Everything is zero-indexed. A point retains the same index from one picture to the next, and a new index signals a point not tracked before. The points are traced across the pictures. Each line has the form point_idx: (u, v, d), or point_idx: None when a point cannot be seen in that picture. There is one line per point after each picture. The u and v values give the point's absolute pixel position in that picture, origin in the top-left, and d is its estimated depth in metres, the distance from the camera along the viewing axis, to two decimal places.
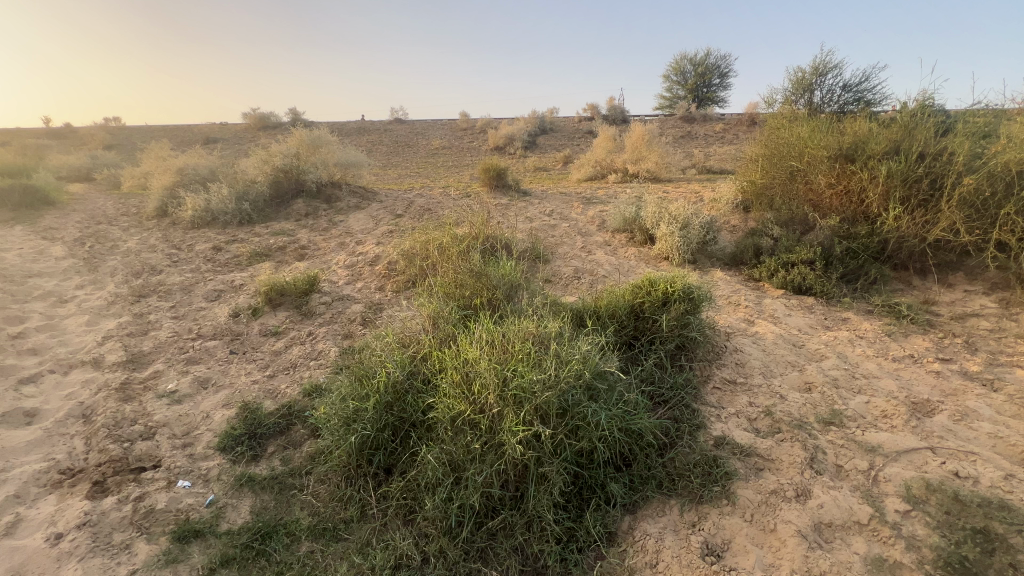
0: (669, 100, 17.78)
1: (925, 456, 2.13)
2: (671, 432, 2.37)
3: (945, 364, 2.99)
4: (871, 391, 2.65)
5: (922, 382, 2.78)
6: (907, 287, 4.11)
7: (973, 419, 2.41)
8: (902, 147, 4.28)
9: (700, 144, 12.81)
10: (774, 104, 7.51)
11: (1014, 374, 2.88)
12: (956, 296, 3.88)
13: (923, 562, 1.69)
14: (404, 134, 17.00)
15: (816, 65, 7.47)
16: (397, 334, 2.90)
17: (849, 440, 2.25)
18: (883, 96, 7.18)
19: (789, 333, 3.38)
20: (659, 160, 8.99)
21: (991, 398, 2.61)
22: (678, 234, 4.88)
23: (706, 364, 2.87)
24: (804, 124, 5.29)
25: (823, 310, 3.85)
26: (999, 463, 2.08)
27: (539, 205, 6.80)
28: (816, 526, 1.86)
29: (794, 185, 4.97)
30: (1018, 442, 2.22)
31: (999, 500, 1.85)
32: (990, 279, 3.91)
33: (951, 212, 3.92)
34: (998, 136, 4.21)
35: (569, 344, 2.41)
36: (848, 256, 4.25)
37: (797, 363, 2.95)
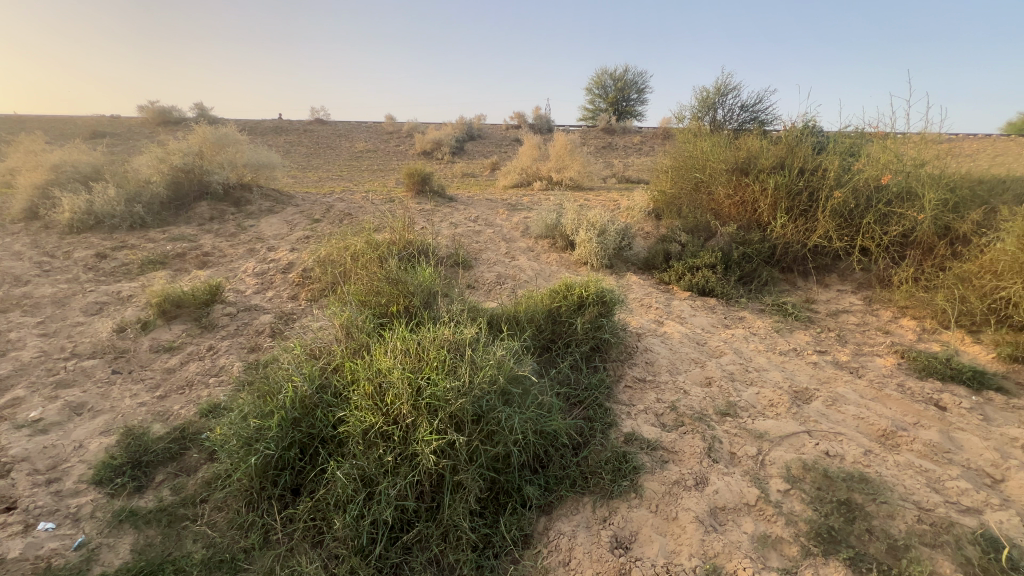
0: (592, 113, 18.59)
1: (803, 439, 2.37)
2: (585, 431, 2.46)
3: (821, 356, 3.37)
4: (761, 382, 2.93)
5: (802, 372, 3.12)
6: (792, 287, 4.58)
7: (842, 403, 2.74)
8: (786, 162, 4.82)
9: (620, 154, 13.52)
10: (683, 120, 8.12)
11: (874, 362, 3.32)
12: (831, 295, 4.38)
13: (799, 534, 1.86)
14: (325, 135, 16.25)
15: (718, 86, 8.18)
16: (308, 346, 2.75)
17: (741, 428, 2.46)
18: (774, 117, 7.95)
19: (693, 332, 3.64)
20: (581, 170, 9.35)
21: (856, 384, 2.98)
22: (596, 241, 5.10)
23: (619, 364, 3.03)
24: (706, 140, 5.79)
25: (723, 309, 4.20)
26: (860, 441, 2.37)
27: (464, 211, 6.79)
28: (712, 511, 2.00)
29: (698, 195, 5.39)
30: (875, 420, 2.55)
31: (860, 474, 2.10)
32: (857, 279, 4.46)
33: (825, 221, 4.46)
34: (861, 155, 4.87)
35: (485, 349, 2.42)
36: (744, 260, 4.67)
37: (699, 360, 3.19)
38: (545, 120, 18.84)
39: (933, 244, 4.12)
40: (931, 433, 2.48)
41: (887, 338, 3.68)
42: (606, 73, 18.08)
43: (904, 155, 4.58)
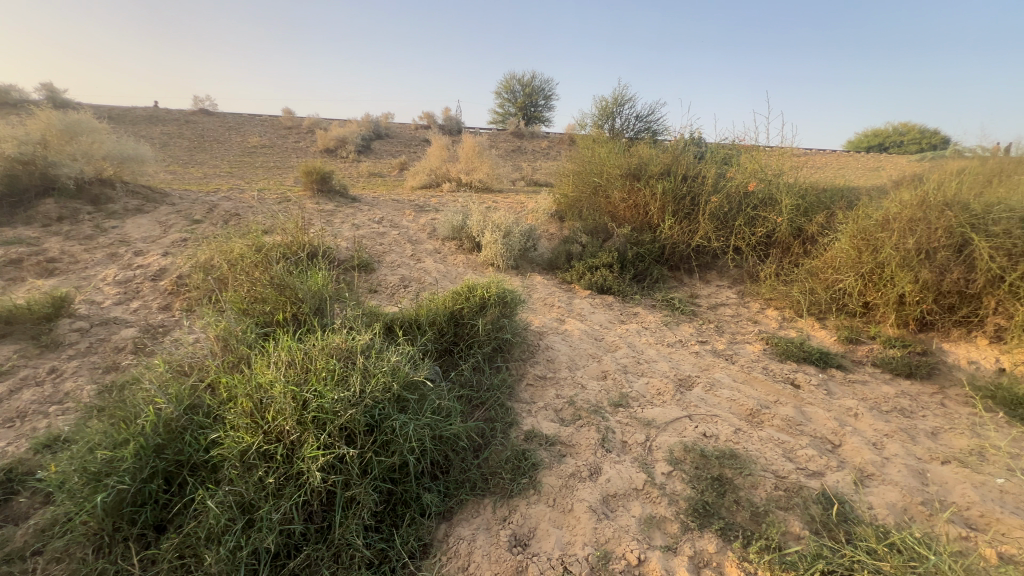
0: (502, 117, 18.87)
1: (684, 423, 2.58)
2: (486, 432, 2.46)
3: (702, 346, 3.72)
4: (650, 373, 3.15)
5: (686, 362, 3.41)
6: (679, 283, 5.00)
7: (717, 387, 3.03)
8: (672, 169, 5.27)
9: (529, 158, 13.85)
10: (585, 127, 8.53)
11: (744, 349, 3.73)
12: (711, 290, 4.84)
13: (679, 511, 2.01)
14: (210, 127, 14.70)
15: (616, 96, 8.72)
16: (176, 362, 2.44)
17: (632, 418, 2.63)
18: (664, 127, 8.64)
19: (592, 329, 3.83)
20: (490, 172, 9.42)
21: (730, 369, 3.33)
22: (502, 242, 5.17)
23: (521, 363, 3.09)
24: (604, 146, 6.13)
25: (620, 306, 4.46)
26: (732, 421, 2.63)
27: (368, 212, 6.52)
28: (604, 499, 2.10)
29: (597, 198, 5.68)
30: (744, 401, 2.85)
31: (730, 451, 2.33)
32: (732, 275, 4.97)
33: (705, 223, 4.93)
34: (733, 163, 5.46)
35: (378, 357, 2.32)
36: (638, 259, 5.02)
37: (596, 355, 3.35)
38: (455, 121, 18.73)
39: (790, 244, 4.72)
40: (788, 409, 2.82)
41: (755, 326, 4.15)
42: (514, 78, 18.44)
43: (766, 165, 5.22)
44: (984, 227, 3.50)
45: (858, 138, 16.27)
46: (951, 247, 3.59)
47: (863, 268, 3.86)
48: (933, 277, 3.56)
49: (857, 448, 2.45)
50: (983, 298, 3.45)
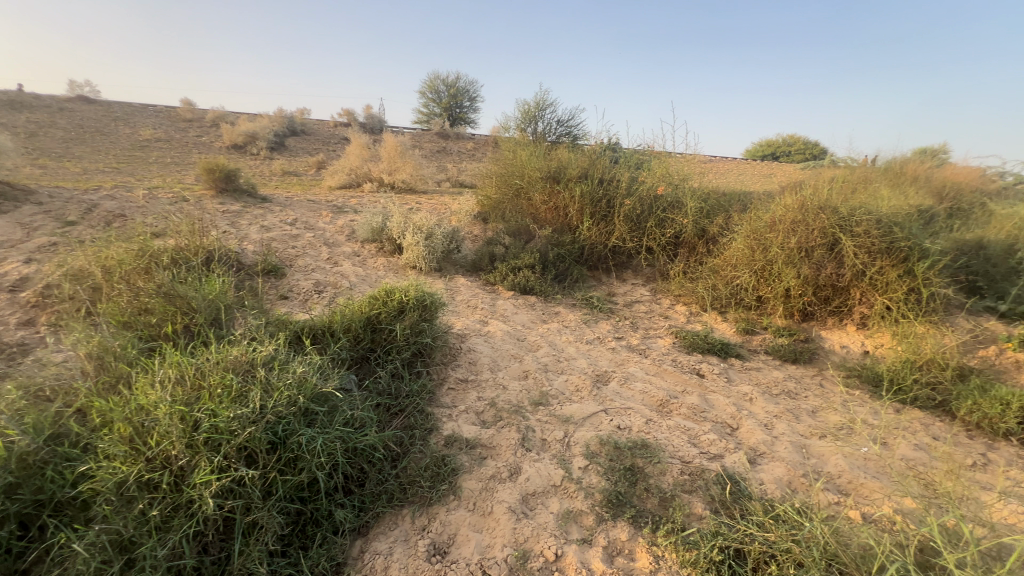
0: (426, 117, 18.56)
1: (600, 417, 2.68)
2: (405, 441, 2.38)
3: (618, 342, 3.90)
4: (570, 370, 3.24)
5: (603, 358, 3.55)
6: (598, 282, 5.20)
7: (631, 381, 3.19)
8: (589, 173, 5.48)
9: (454, 159, 13.74)
10: (509, 130, 8.62)
11: (656, 343, 3.96)
12: (627, 288, 5.09)
13: (594, 504, 2.08)
14: (91, 117, 13.01)
15: (537, 101, 8.90)
16: (36, 386, 2.11)
17: (551, 415, 2.68)
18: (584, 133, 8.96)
19: (514, 329, 3.87)
20: (413, 172, 9.21)
21: (643, 363, 3.51)
22: (424, 244, 5.07)
23: (442, 367, 3.04)
24: (525, 149, 6.23)
25: (542, 306, 4.55)
26: (643, 413, 2.78)
27: (279, 213, 6.10)
28: (523, 498, 2.12)
29: (519, 200, 5.76)
30: (655, 393, 3.02)
31: (642, 441, 2.45)
32: (646, 274, 5.26)
33: (620, 225, 5.18)
34: (645, 168, 5.78)
35: (283, 369, 2.17)
36: (559, 260, 5.16)
37: (518, 355, 3.39)
38: (376, 120, 18.12)
39: (695, 244, 5.09)
40: (693, 398, 3.03)
41: (666, 321, 4.43)
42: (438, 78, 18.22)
43: (673, 171, 5.59)
44: (849, 228, 4.00)
45: (754, 148, 17.95)
46: (824, 246, 4.06)
47: (755, 265, 4.26)
48: (811, 272, 4.01)
49: (751, 429, 2.69)
50: (851, 290, 3.94)
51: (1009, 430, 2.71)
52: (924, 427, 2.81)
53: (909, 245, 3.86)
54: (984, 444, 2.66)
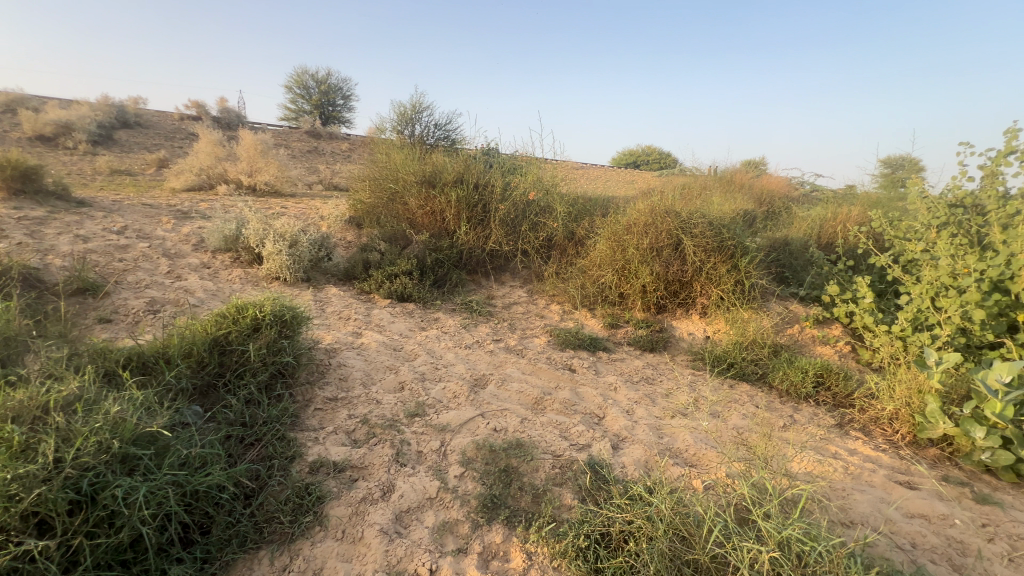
0: (294, 113, 17.13)
1: (477, 422, 2.69)
2: (262, 474, 2.14)
3: (497, 344, 4.00)
4: (448, 377, 3.21)
5: (481, 362, 3.59)
6: (478, 286, 5.26)
7: (508, 382, 3.26)
8: (464, 178, 5.51)
9: (328, 160, 12.87)
10: (384, 132, 8.30)
11: (532, 342, 4.13)
12: (505, 290, 5.22)
13: (470, 511, 2.07)
14: None
15: (413, 103, 8.71)
16: None
17: (427, 426, 2.62)
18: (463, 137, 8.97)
19: (390, 339, 3.73)
20: (278, 173, 8.41)
21: (519, 363, 3.62)
22: (287, 253, 4.64)
23: (308, 387, 2.81)
24: (399, 152, 6.06)
25: (420, 313, 4.46)
26: (519, 412, 2.86)
27: (102, 219, 5.13)
28: (396, 517, 2.03)
29: (394, 205, 5.58)
30: (530, 391, 3.13)
31: (517, 440, 2.51)
32: (523, 276, 5.45)
33: (496, 229, 5.30)
34: (518, 173, 5.99)
35: (92, 411, 1.82)
36: (437, 265, 5.09)
37: (393, 366, 3.26)
38: (233, 114, 16.24)
39: (565, 246, 5.41)
40: (565, 393, 3.20)
41: (542, 321, 4.63)
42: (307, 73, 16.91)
43: (544, 177, 5.88)
44: (689, 229, 4.57)
45: (620, 157, 19.71)
46: (670, 246, 4.59)
47: (616, 265, 4.67)
48: (662, 270, 4.50)
49: (615, 417, 2.92)
50: (693, 284, 4.50)
51: (808, 392, 3.31)
52: (749, 398, 3.30)
53: (734, 244, 4.53)
54: (791, 407, 3.22)
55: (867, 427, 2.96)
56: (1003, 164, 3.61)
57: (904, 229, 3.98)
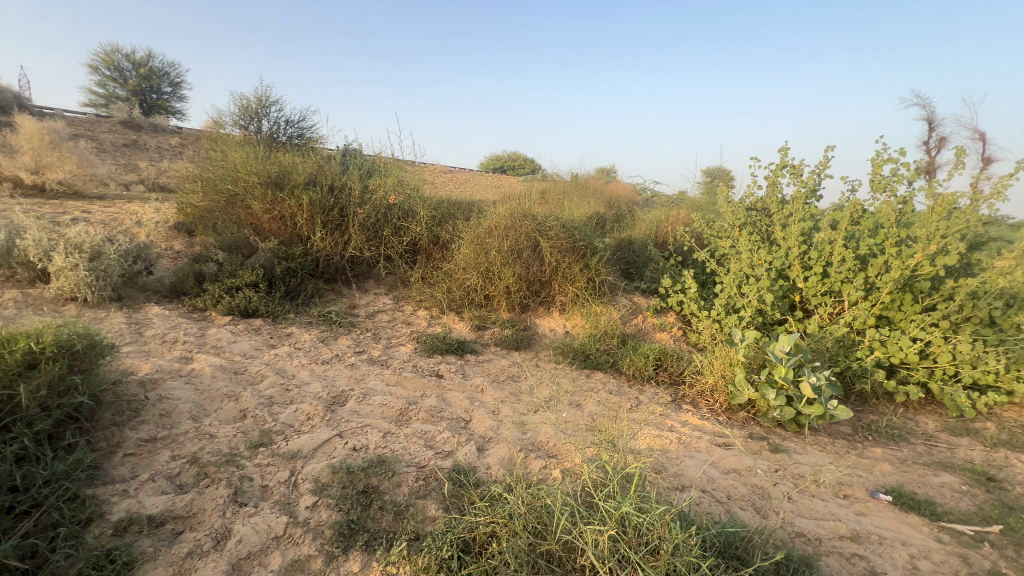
0: (103, 99, 14.21)
1: (334, 443, 2.48)
2: (40, 549, 1.70)
3: (359, 356, 3.78)
4: (300, 398, 2.92)
5: (340, 378, 3.35)
6: (338, 295, 4.92)
7: (370, 396, 3.09)
8: (317, 180, 5.10)
9: (151, 156, 10.92)
10: (223, 126, 7.31)
11: (398, 351, 3.99)
12: (369, 298, 4.96)
13: (323, 543, 1.89)
14: None
15: (257, 95, 7.56)
16: None
17: (274, 455, 2.35)
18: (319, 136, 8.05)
19: (230, 362, 3.27)
20: (77, 170, 6.87)
21: (383, 375, 3.47)
22: (87, 267, 3.81)
23: (114, 429, 2.33)
24: (239, 150, 5.39)
25: (270, 329, 4.00)
26: (382, 427, 2.71)
27: None
28: (233, 567, 1.77)
29: (233, 209, 4.94)
30: (394, 403, 3.01)
31: (378, 457, 2.37)
32: (388, 282, 5.23)
33: (356, 235, 5.01)
34: (377, 175, 5.73)
35: None
36: (288, 275, 4.65)
37: (233, 392, 2.86)
38: (9, 95, 12.90)
39: (430, 250, 5.33)
40: (431, 400, 3.14)
41: (409, 328, 4.49)
42: (117, 52, 14.14)
43: (405, 180, 5.72)
44: (544, 232, 4.85)
45: (488, 162, 20.15)
46: (529, 247, 4.82)
47: (480, 267, 4.74)
48: (523, 271, 4.70)
49: (480, 419, 2.94)
50: (551, 283, 4.78)
51: (650, 374, 3.73)
52: (603, 385, 3.60)
53: (585, 245, 4.92)
54: (637, 389, 3.59)
55: (695, 399, 3.43)
56: (780, 176, 4.49)
57: (717, 229, 4.71)
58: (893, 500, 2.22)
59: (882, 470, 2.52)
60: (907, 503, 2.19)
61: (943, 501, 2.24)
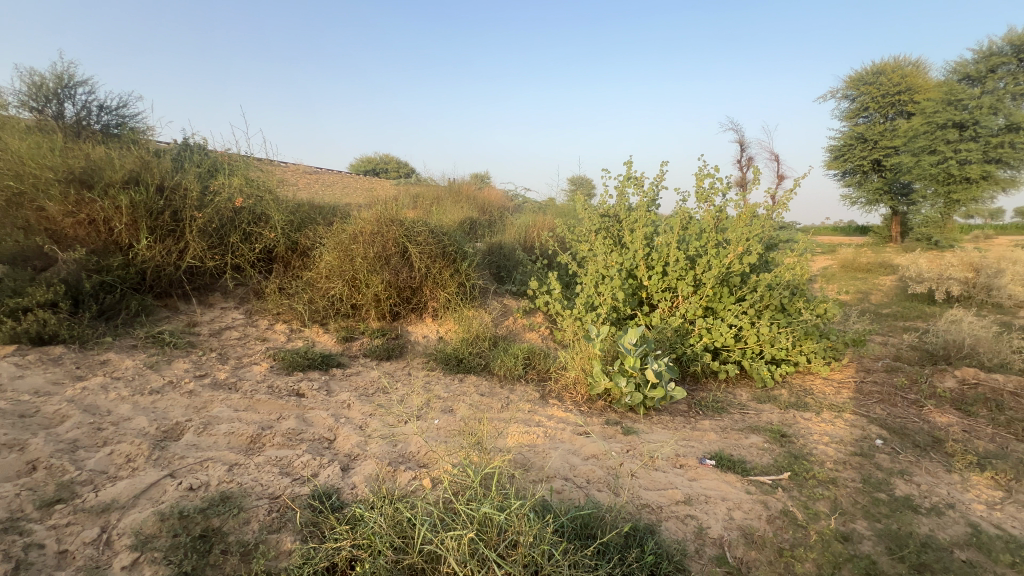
0: None
1: (163, 485, 2.13)
2: None
3: (199, 381, 3.30)
4: (118, 438, 2.45)
5: (174, 408, 2.89)
6: (173, 312, 4.26)
7: (213, 426, 2.71)
8: (140, 178, 4.33)
9: None
10: (6, 108, 5.83)
11: (250, 372, 3.58)
12: (214, 314, 4.37)
13: None
14: None
15: (55, 72, 6.10)
16: None
17: (76, 512, 1.92)
18: (145, 126, 6.74)
19: (14, 403, 2.61)
20: None
21: (231, 400, 3.08)
22: None
23: None
24: (24, 138, 4.33)
25: (76, 357, 3.29)
26: (227, 459, 2.40)
27: None
28: None
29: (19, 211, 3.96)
30: (243, 430, 2.69)
31: (221, 494, 2.09)
32: (237, 295, 4.67)
33: (194, 241, 4.35)
34: (220, 174, 5.07)
35: None
36: (103, 291, 3.85)
37: (17, 440, 2.29)
38: None
39: (288, 258, 4.88)
40: (290, 422, 2.87)
41: (264, 344, 4.06)
42: None
43: (256, 181, 5.15)
44: (413, 238, 4.76)
45: (357, 165, 19.13)
46: (398, 253, 4.69)
47: (346, 275, 4.49)
48: (392, 277, 4.56)
49: (345, 436, 2.78)
50: (423, 289, 4.71)
51: (519, 373, 3.89)
52: (475, 388, 3.65)
53: (455, 250, 4.94)
54: (508, 389, 3.71)
55: (560, 393, 3.66)
56: (627, 186, 5.02)
57: (577, 233, 5.09)
58: (716, 463, 2.62)
59: (709, 439, 2.95)
60: (725, 464, 2.60)
61: (751, 459, 2.71)
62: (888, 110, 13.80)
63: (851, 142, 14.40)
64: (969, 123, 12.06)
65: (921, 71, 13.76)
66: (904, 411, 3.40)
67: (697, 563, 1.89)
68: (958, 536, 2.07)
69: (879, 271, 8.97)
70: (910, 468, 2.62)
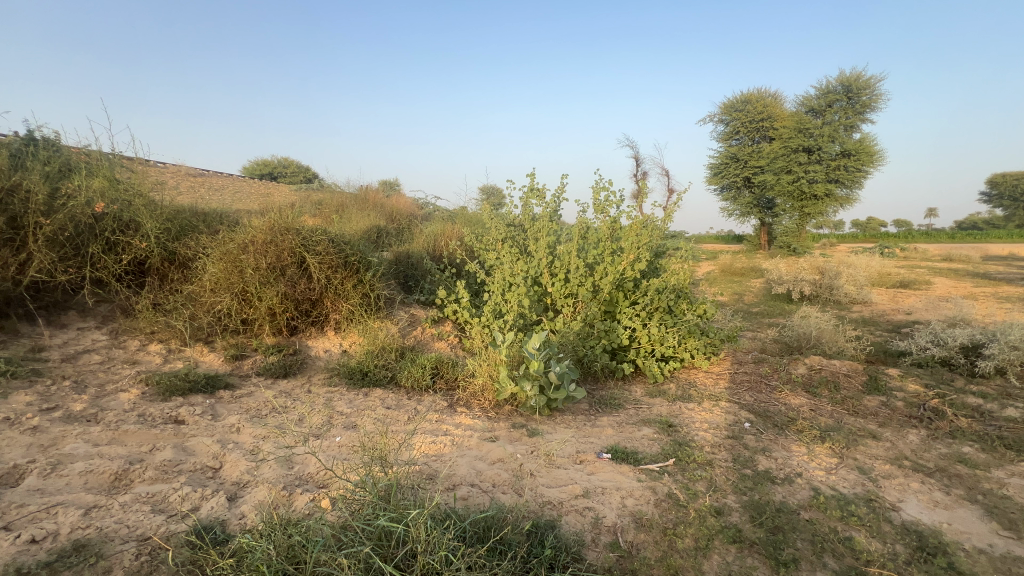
0: None
1: None
2: None
3: (47, 415, 2.83)
4: None
5: (11, 449, 2.45)
6: (13, 336, 3.62)
7: (65, 466, 2.35)
8: None
9: None
10: None
11: (116, 400, 3.15)
12: (68, 336, 3.79)
13: None
14: None
15: None
16: None
17: None
18: None
19: None
20: None
21: (89, 434, 2.68)
22: None
23: None
24: None
25: None
26: (84, 501, 2.09)
27: None
28: None
29: None
30: (105, 467, 2.36)
31: (76, 542, 1.82)
32: (99, 313, 4.10)
33: (41, 252, 3.72)
34: (74, 174, 4.39)
35: None
36: None
37: None
38: None
39: (164, 270, 4.37)
40: (165, 453, 2.58)
41: (134, 368, 3.59)
42: None
43: (122, 183, 4.54)
44: (312, 247, 4.50)
45: (251, 168, 17.63)
46: (294, 264, 4.41)
47: (234, 288, 4.12)
48: (288, 289, 4.27)
49: (234, 463, 2.56)
50: (323, 301, 4.48)
51: (427, 384, 3.85)
52: (381, 402, 3.54)
53: (358, 260, 4.76)
54: (416, 400, 3.65)
55: (469, 401, 3.69)
56: (531, 198, 5.22)
57: (484, 242, 5.16)
58: (611, 456, 2.82)
59: (606, 435, 3.15)
60: (620, 457, 2.80)
61: (643, 449, 2.95)
62: (754, 135, 15.82)
63: (726, 162, 16.27)
64: (815, 149, 14.30)
65: (778, 102, 16.00)
66: (767, 396, 3.91)
67: (593, 550, 2.02)
68: (804, 499, 2.44)
69: (750, 275, 10.24)
70: (770, 445, 3.03)
